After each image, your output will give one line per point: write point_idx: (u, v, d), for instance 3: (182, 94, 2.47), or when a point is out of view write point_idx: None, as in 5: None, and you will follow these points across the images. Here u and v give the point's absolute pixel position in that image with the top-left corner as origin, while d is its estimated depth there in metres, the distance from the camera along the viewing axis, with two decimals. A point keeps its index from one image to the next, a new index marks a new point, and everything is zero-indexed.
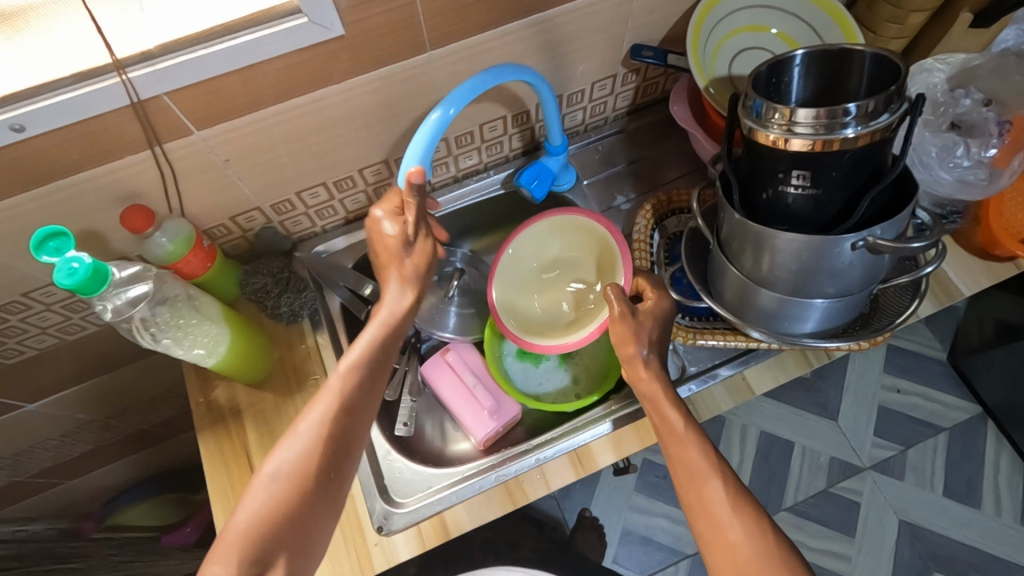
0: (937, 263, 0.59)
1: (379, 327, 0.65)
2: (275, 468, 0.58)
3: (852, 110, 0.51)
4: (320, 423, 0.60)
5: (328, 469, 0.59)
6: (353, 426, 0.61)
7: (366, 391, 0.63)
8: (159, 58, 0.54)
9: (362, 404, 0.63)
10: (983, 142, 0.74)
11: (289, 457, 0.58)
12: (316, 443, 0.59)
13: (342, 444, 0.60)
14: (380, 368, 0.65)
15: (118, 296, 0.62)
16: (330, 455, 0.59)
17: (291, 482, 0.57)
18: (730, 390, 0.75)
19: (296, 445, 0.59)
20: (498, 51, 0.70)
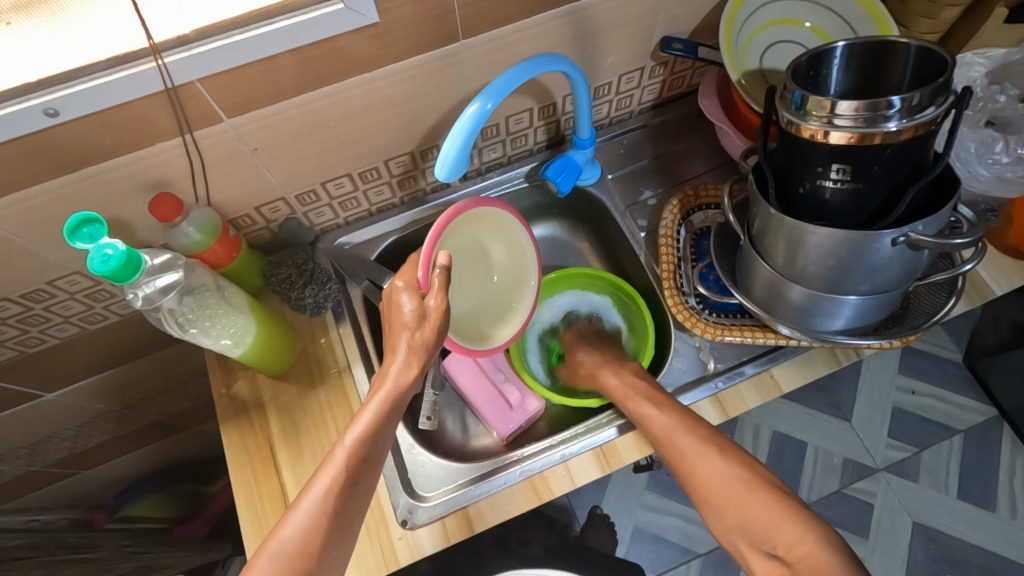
0: (976, 261, 0.58)
1: (381, 400, 0.60)
2: (281, 543, 0.54)
3: (897, 103, 0.50)
4: (325, 496, 0.56)
5: (329, 546, 0.55)
6: (356, 500, 0.58)
7: (370, 466, 0.59)
8: (195, 43, 0.53)
9: (366, 479, 0.59)
10: (1021, 139, 0.72)
11: (291, 534, 0.55)
12: (321, 519, 0.55)
13: (344, 521, 0.57)
14: (384, 439, 0.60)
15: (150, 284, 0.62)
16: (331, 530, 0.55)
17: (295, 560, 0.53)
18: (759, 388, 0.74)
19: (299, 522, 0.55)
20: (529, 41, 0.69)
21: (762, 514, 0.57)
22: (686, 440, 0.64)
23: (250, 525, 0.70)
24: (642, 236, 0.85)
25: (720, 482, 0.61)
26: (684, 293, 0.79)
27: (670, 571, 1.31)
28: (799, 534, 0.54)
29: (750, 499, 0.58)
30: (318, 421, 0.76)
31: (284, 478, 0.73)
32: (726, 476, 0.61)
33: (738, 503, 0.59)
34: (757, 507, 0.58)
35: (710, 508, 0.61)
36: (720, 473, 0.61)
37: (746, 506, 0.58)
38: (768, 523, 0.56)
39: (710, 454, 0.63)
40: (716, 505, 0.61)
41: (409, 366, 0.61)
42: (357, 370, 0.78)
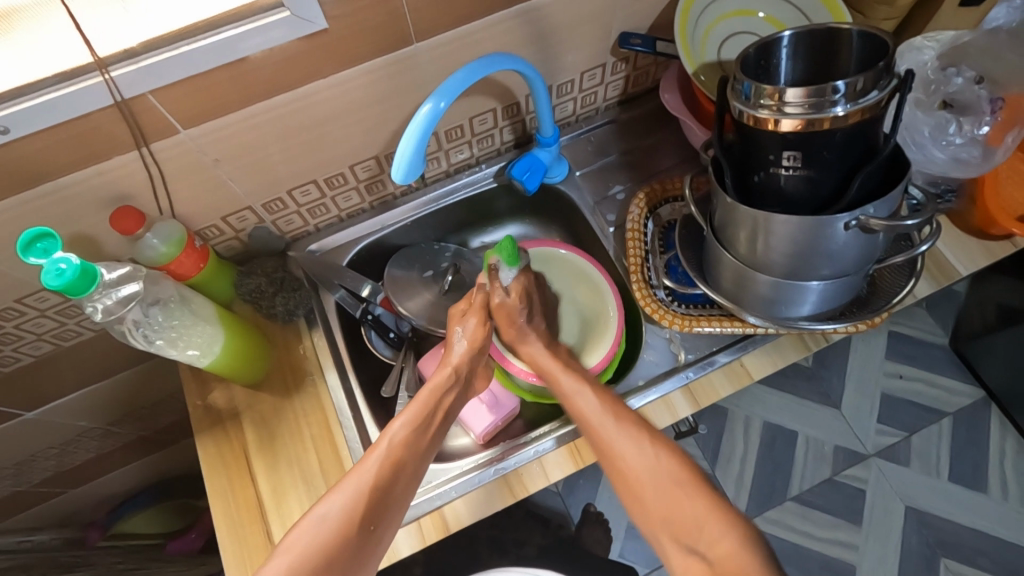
0: (932, 241, 0.58)
1: (426, 401, 0.69)
2: (325, 514, 0.59)
3: (841, 88, 0.50)
4: (374, 473, 0.62)
5: (370, 519, 0.60)
6: (402, 484, 0.63)
7: (418, 454, 0.66)
8: (142, 56, 0.54)
9: (411, 465, 0.65)
10: (975, 120, 0.75)
11: (337, 504, 0.60)
12: (364, 493, 0.60)
13: (390, 500, 0.62)
14: (432, 434, 0.69)
15: (110, 296, 0.62)
16: (376, 504, 0.60)
17: (339, 528, 0.58)
18: (730, 376, 0.74)
19: (343, 496, 0.60)
20: (484, 42, 0.70)
21: (694, 509, 0.59)
22: (602, 419, 0.66)
23: (227, 534, 0.70)
24: (611, 231, 0.85)
25: (648, 478, 0.62)
26: (653, 286, 0.79)
27: (665, 566, 1.30)
28: (720, 534, 0.56)
29: (675, 489, 0.61)
30: (293, 428, 0.76)
31: (259, 486, 0.73)
32: (652, 469, 0.63)
33: (660, 500, 0.61)
34: (681, 500, 0.60)
35: (633, 502, 0.63)
36: (646, 469, 0.63)
37: (675, 499, 0.60)
38: (693, 518, 0.58)
39: (638, 443, 0.64)
40: (640, 495, 0.62)
41: (450, 377, 0.72)
42: (331, 376, 0.78)
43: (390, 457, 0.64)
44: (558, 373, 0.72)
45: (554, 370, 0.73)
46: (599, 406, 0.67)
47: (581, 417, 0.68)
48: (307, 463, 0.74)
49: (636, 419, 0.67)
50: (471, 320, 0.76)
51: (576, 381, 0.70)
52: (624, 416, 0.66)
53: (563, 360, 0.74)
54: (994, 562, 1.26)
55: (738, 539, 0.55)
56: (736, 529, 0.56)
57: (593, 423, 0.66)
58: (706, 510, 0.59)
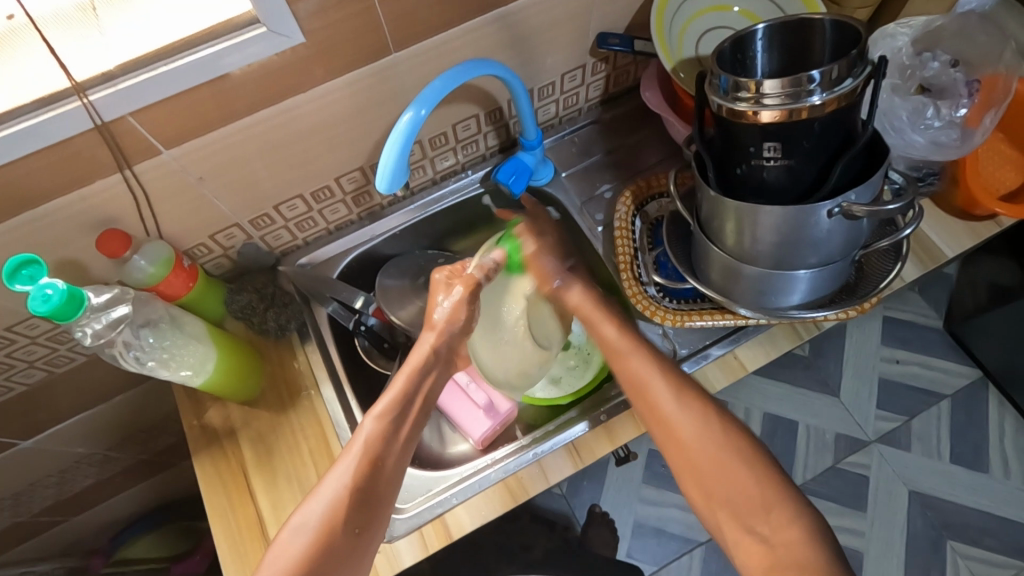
0: (916, 224, 0.58)
1: (405, 378, 0.65)
2: (305, 520, 0.57)
3: (816, 77, 0.51)
4: (350, 476, 0.59)
5: (352, 524, 0.58)
6: (383, 477, 0.60)
7: (394, 444, 0.62)
8: (120, 78, 0.54)
9: (390, 459, 0.61)
10: (952, 103, 0.76)
11: (316, 511, 0.57)
12: (342, 495, 0.58)
13: (372, 498, 0.59)
14: (411, 423, 0.64)
15: (99, 319, 0.63)
16: (352, 513, 0.58)
17: (321, 534, 0.56)
18: (725, 369, 0.75)
19: (323, 500, 0.58)
20: (463, 48, 0.70)
21: (732, 477, 0.60)
22: (671, 408, 0.64)
23: (230, 555, 0.70)
24: (599, 230, 0.85)
25: (695, 441, 0.62)
26: (643, 283, 0.79)
27: (672, 563, 1.30)
28: (787, 517, 0.57)
29: (731, 467, 0.60)
30: (291, 444, 0.76)
31: (259, 504, 0.73)
32: (704, 440, 0.62)
33: (715, 469, 0.61)
34: (740, 477, 0.60)
35: (694, 478, 0.62)
36: (694, 433, 0.62)
37: (724, 479, 0.60)
38: (757, 502, 0.59)
39: (682, 398, 0.64)
40: (699, 472, 0.62)
41: (428, 357, 0.67)
42: (326, 390, 0.78)
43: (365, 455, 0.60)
44: (600, 324, 0.71)
45: (616, 345, 0.69)
46: (672, 390, 0.65)
47: (627, 373, 0.67)
48: (306, 477, 0.74)
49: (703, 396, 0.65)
50: (456, 294, 0.69)
51: (618, 333, 0.70)
52: (676, 380, 0.65)
53: (611, 316, 0.71)
54: (1000, 541, 1.27)
55: (803, 529, 0.56)
56: (799, 518, 0.57)
57: (662, 410, 0.64)
58: (754, 478, 0.60)
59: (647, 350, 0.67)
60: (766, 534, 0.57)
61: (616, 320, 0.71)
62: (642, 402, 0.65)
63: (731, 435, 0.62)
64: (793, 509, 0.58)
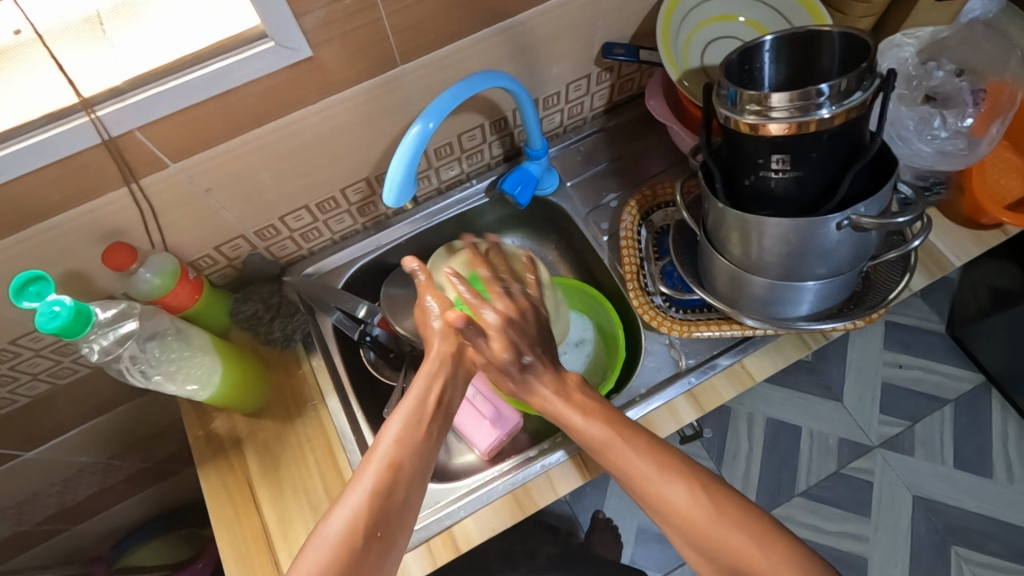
0: (924, 236, 0.58)
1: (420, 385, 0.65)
2: (329, 529, 0.56)
3: (825, 91, 0.51)
4: (372, 481, 0.58)
5: (375, 527, 0.57)
6: (403, 481, 0.60)
7: (416, 449, 0.62)
8: (128, 93, 0.54)
9: (411, 463, 0.61)
10: (959, 113, 0.76)
11: (339, 519, 0.56)
12: (364, 504, 0.57)
13: (394, 505, 0.58)
14: (428, 429, 0.64)
15: (107, 335, 0.63)
16: (378, 515, 0.57)
17: (344, 541, 0.55)
18: (732, 379, 0.74)
19: (348, 506, 0.57)
20: (469, 59, 0.70)
21: (729, 543, 0.56)
22: (643, 468, 0.61)
23: (236, 567, 0.69)
24: (605, 239, 0.85)
25: (693, 516, 0.57)
26: (649, 293, 0.79)
27: (677, 569, 1.30)
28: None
29: (728, 532, 0.56)
30: (297, 455, 0.75)
31: (266, 517, 0.72)
32: (700, 511, 0.57)
33: (719, 535, 0.56)
34: (734, 537, 0.56)
35: (697, 552, 0.58)
36: (690, 508, 0.58)
37: (723, 543, 0.56)
38: (765, 569, 0.54)
39: (668, 478, 0.60)
40: (699, 544, 0.57)
41: (441, 361, 0.67)
42: (332, 401, 0.77)
43: (387, 462, 0.60)
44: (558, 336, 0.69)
45: (557, 407, 0.67)
46: (654, 463, 0.61)
47: (578, 431, 0.65)
48: (313, 488, 0.73)
49: (686, 464, 0.61)
50: (438, 314, 0.68)
51: (586, 418, 0.64)
52: (669, 457, 0.61)
53: (577, 402, 0.66)
54: (1004, 546, 1.26)
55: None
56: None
57: (636, 472, 0.61)
58: (750, 540, 0.55)
59: (619, 420, 0.64)
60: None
61: (580, 406, 0.66)
62: (617, 466, 0.62)
63: (726, 505, 0.58)
64: (798, 568, 0.54)
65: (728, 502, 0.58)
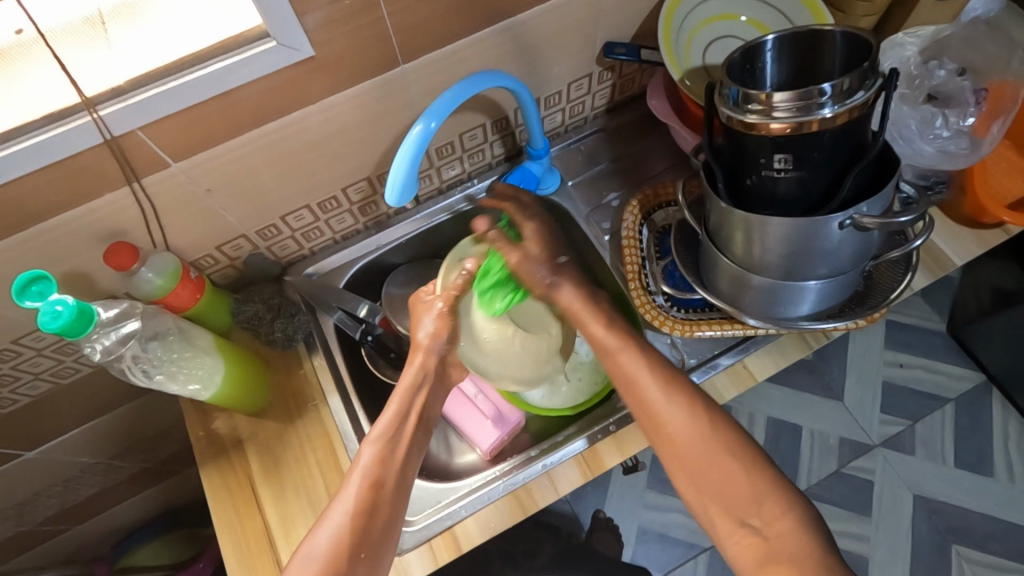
0: (926, 235, 0.58)
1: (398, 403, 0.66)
2: (313, 550, 0.57)
3: (828, 90, 0.51)
4: (353, 501, 0.59)
5: (358, 547, 0.57)
6: (385, 501, 0.60)
7: (397, 467, 0.62)
8: (130, 93, 0.54)
9: (392, 480, 0.61)
10: (960, 112, 0.76)
11: (323, 540, 0.57)
12: (347, 524, 0.58)
13: (377, 523, 0.59)
14: (407, 446, 0.64)
15: (109, 335, 0.63)
16: (361, 534, 0.58)
17: (328, 563, 0.56)
18: (733, 378, 0.75)
19: (333, 523, 0.58)
20: (470, 59, 0.70)
21: (721, 471, 0.59)
22: (653, 382, 0.64)
23: (237, 566, 0.70)
24: (606, 239, 0.85)
25: (687, 436, 0.61)
26: (652, 293, 0.79)
27: (678, 568, 1.30)
28: (779, 509, 0.56)
29: (716, 452, 0.59)
30: (298, 455, 0.75)
31: (267, 517, 0.72)
32: (696, 438, 0.60)
33: (707, 464, 0.60)
34: (729, 471, 0.59)
35: (682, 470, 0.61)
36: (685, 427, 0.61)
37: (720, 478, 0.59)
38: (746, 497, 0.57)
39: (672, 395, 0.63)
40: (686, 463, 0.60)
41: (416, 377, 0.68)
42: (333, 401, 0.78)
43: (369, 479, 0.61)
44: (590, 322, 0.69)
45: (580, 310, 0.70)
46: (661, 379, 0.64)
47: (596, 341, 0.68)
48: (314, 489, 0.73)
49: (683, 380, 0.64)
50: (438, 311, 0.68)
51: (606, 327, 0.68)
52: (680, 385, 0.63)
53: (631, 337, 0.67)
54: (1004, 545, 1.27)
55: (795, 520, 0.56)
56: (794, 509, 0.56)
57: (645, 390, 0.63)
58: (741, 472, 0.58)
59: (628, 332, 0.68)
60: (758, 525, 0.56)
61: (602, 313, 0.70)
62: (622, 377, 0.65)
63: (721, 427, 0.61)
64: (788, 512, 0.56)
65: (719, 419, 0.62)
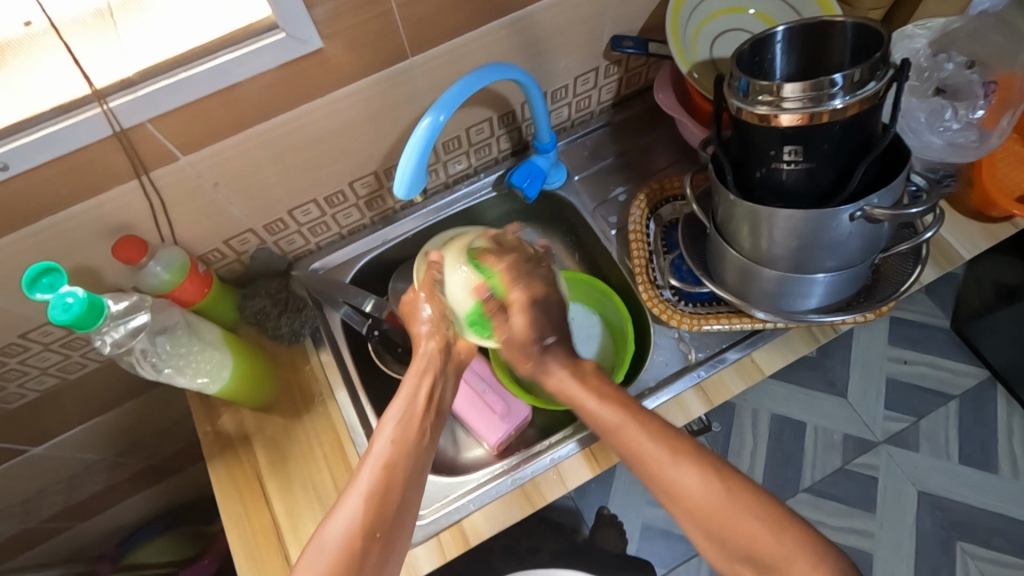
0: (936, 227, 0.58)
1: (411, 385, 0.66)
2: (329, 533, 0.57)
3: (839, 81, 0.51)
4: (367, 484, 0.59)
5: (374, 528, 0.57)
6: (401, 482, 0.60)
7: (411, 450, 0.62)
8: (138, 85, 0.54)
9: (405, 463, 0.61)
10: (969, 104, 0.75)
11: (338, 524, 0.57)
12: (362, 506, 0.58)
13: (392, 504, 0.59)
14: (422, 427, 0.64)
15: (119, 328, 0.63)
16: (376, 514, 0.58)
17: (345, 545, 0.56)
18: (741, 372, 0.74)
19: (350, 503, 0.58)
20: (478, 52, 0.70)
21: (749, 535, 0.56)
22: (654, 451, 0.61)
23: (245, 561, 0.70)
24: (613, 233, 0.85)
25: (705, 503, 0.58)
26: (658, 287, 0.79)
27: (682, 565, 1.30)
28: (811, 563, 0.54)
29: (741, 518, 0.57)
30: (306, 449, 0.75)
31: (275, 512, 0.72)
32: (712, 495, 0.58)
33: (728, 521, 0.57)
34: (751, 524, 0.57)
35: (702, 529, 0.59)
36: (701, 493, 0.59)
37: (743, 533, 0.57)
38: (772, 551, 0.55)
39: (681, 462, 0.60)
40: (710, 529, 0.58)
41: (431, 359, 0.67)
42: (341, 395, 0.78)
43: (383, 461, 0.61)
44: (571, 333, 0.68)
45: (577, 395, 0.66)
46: (658, 442, 0.61)
47: (594, 418, 0.65)
48: (322, 484, 0.73)
49: (694, 446, 0.62)
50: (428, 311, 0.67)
51: (600, 403, 0.65)
52: (684, 456, 0.61)
53: (592, 385, 0.67)
54: (1009, 542, 1.26)
55: (825, 574, 0.54)
56: (823, 562, 0.54)
57: (646, 455, 0.61)
58: (768, 528, 0.56)
59: (633, 405, 0.64)
60: None
61: (595, 389, 0.66)
62: (624, 443, 0.62)
63: (749, 495, 0.58)
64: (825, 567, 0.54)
65: (741, 484, 0.59)
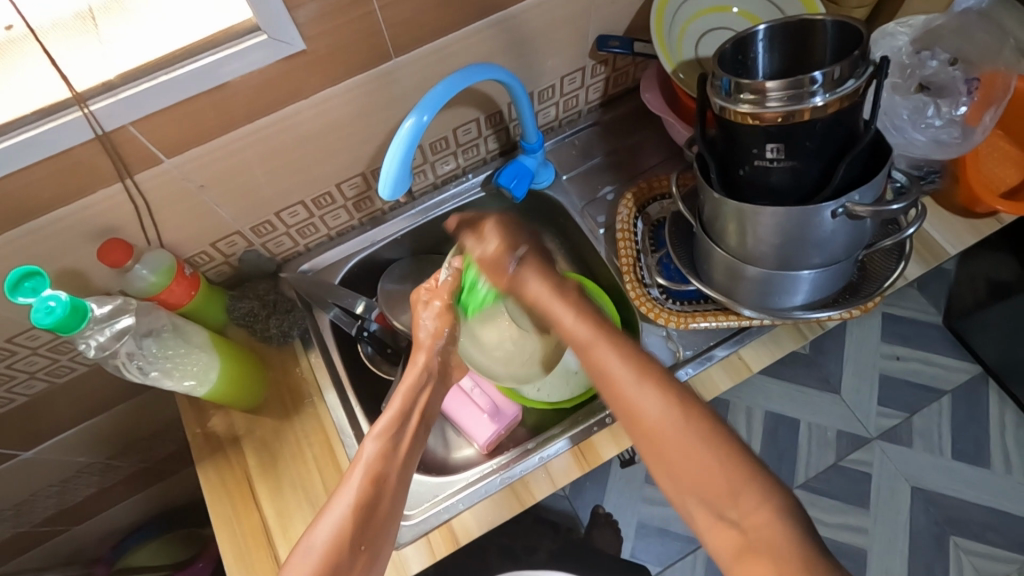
0: (918, 223, 0.58)
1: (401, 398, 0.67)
2: (316, 539, 0.56)
3: (819, 78, 0.51)
4: (354, 495, 0.59)
5: (359, 540, 0.57)
6: (388, 493, 0.61)
7: (398, 462, 0.63)
8: (121, 87, 0.54)
9: (393, 474, 0.62)
10: (952, 101, 0.76)
11: (325, 529, 0.57)
12: (349, 515, 0.58)
13: (379, 516, 0.59)
14: (411, 440, 0.65)
15: (104, 330, 0.63)
16: (362, 523, 0.58)
17: (329, 554, 0.55)
18: (729, 370, 0.75)
19: (338, 510, 0.58)
20: (463, 52, 0.70)
21: (697, 465, 0.54)
22: (620, 369, 0.59)
23: (235, 563, 0.70)
24: (601, 232, 0.85)
25: (660, 426, 0.56)
26: (647, 285, 0.79)
27: (677, 562, 1.30)
28: (757, 500, 0.51)
29: (693, 452, 0.54)
30: (295, 450, 0.75)
31: (265, 513, 0.72)
32: (667, 422, 0.56)
33: (681, 451, 0.55)
34: (704, 462, 0.54)
35: (659, 465, 0.56)
36: (658, 415, 0.56)
37: (689, 464, 0.54)
38: (717, 487, 0.53)
39: (644, 387, 0.58)
40: (661, 458, 0.56)
41: (421, 376, 0.69)
42: (330, 396, 0.77)
43: (371, 468, 0.61)
44: (560, 314, 0.66)
45: (547, 301, 0.67)
46: (630, 364, 0.60)
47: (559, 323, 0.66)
48: (312, 485, 0.73)
49: (664, 375, 0.59)
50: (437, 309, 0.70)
51: (576, 319, 0.65)
52: (652, 376, 0.59)
53: (571, 299, 0.66)
54: (1001, 536, 1.27)
55: (772, 510, 0.50)
56: (769, 498, 0.51)
57: (612, 373, 0.60)
58: (723, 467, 0.53)
59: (607, 326, 0.63)
60: (734, 517, 0.51)
61: (574, 302, 0.66)
62: (592, 360, 0.62)
63: (708, 426, 0.55)
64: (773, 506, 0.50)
65: (699, 413, 0.56)
